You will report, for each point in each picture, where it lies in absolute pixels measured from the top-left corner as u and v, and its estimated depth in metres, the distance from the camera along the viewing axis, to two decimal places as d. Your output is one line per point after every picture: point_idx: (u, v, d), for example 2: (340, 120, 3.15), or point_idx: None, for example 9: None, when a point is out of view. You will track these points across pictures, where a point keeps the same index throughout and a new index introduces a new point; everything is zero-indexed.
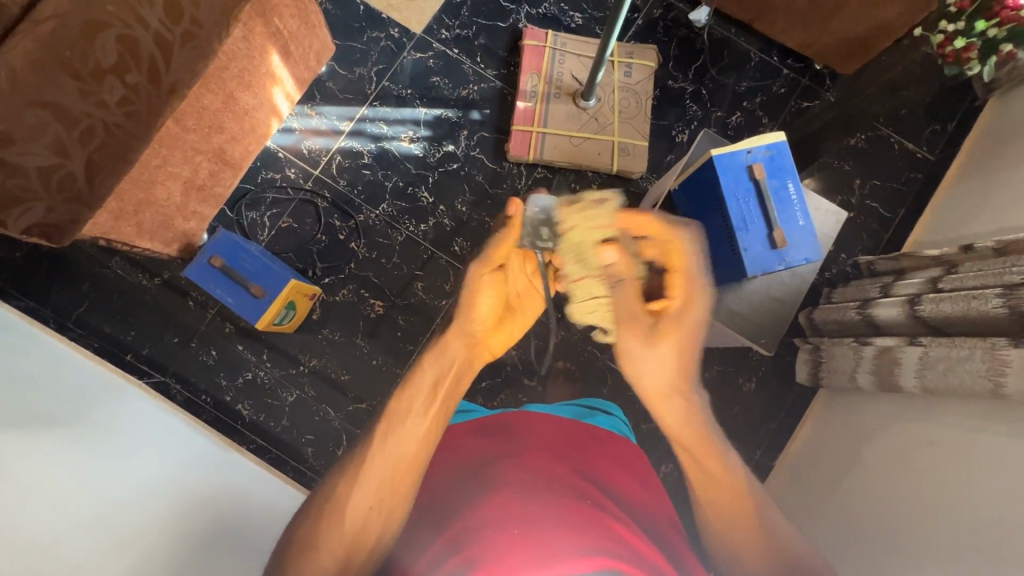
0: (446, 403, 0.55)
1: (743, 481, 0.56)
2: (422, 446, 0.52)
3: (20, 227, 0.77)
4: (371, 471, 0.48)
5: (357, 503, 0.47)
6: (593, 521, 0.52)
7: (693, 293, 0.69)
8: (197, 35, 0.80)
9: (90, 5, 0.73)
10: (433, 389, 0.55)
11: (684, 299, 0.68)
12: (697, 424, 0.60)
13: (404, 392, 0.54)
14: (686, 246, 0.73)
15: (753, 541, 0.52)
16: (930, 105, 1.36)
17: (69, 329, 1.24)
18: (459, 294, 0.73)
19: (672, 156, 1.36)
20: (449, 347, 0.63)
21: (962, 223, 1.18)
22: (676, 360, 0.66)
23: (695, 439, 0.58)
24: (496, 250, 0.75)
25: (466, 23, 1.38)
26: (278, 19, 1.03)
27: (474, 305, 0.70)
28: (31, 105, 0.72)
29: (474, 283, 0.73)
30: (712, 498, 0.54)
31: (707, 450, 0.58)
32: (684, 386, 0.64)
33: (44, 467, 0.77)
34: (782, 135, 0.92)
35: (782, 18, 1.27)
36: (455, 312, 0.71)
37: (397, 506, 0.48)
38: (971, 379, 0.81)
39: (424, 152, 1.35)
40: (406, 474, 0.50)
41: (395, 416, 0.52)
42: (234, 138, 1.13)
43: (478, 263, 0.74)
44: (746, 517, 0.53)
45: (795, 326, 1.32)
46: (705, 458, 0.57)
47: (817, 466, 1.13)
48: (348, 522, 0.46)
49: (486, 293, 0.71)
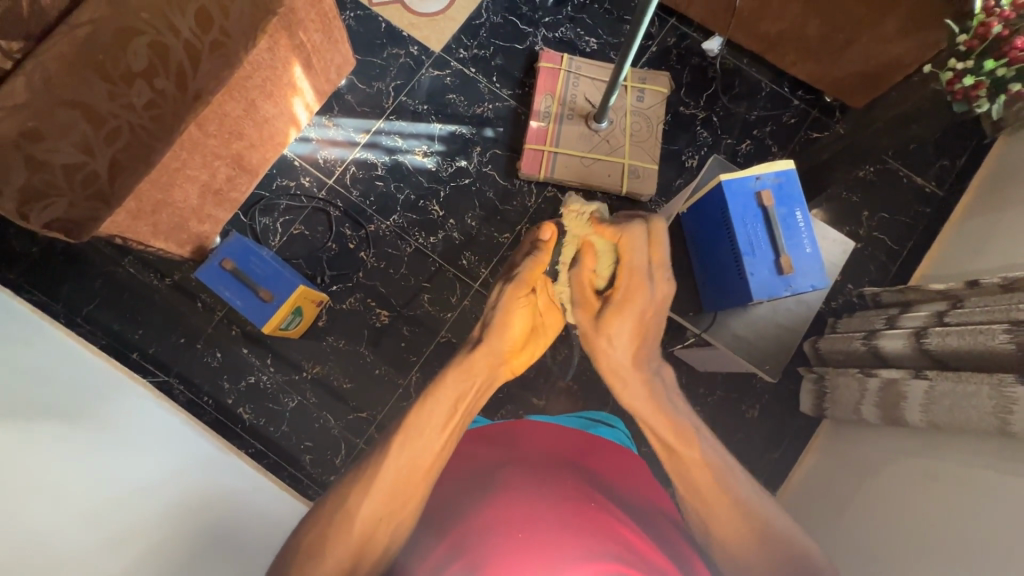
0: (461, 421, 0.54)
1: (702, 449, 0.54)
2: (436, 458, 0.51)
3: (41, 221, 0.78)
4: (383, 478, 0.48)
5: (368, 511, 0.47)
6: (598, 524, 0.50)
7: (640, 276, 0.67)
8: (225, 43, 0.82)
9: (127, 14, 0.76)
10: (452, 406, 0.54)
11: (631, 283, 0.67)
12: (654, 402, 0.59)
13: (423, 407, 0.53)
14: (636, 241, 0.69)
15: (725, 517, 0.50)
16: (938, 141, 1.37)
17: (78, 325, 1.26)
18: (489, 313, 0.67)
19: (681, 181, 1.38)
20: (477, 362, 0.60)
21: (970, 258, 1.18)
22: (632, 346, 0.64)
23: (657, 411, 0.58)
24: (531, 271, 0.71)
25: (484, 44, 1.42)
26: (303, 32, 1.06)
27: (509, 321, 0.66)
28: (64, 105, 0.74)
29: (508, 300, 0.68)
30: (683, 474, 0.53)
31: (662, 417, 0.58)
32: (640, 367, 0.63)
33: (46, 460, 0.78)
34: (791, 163, 0.93)
35: (794, 51, 1.30)
36: (487, 330, 0.65)
37: (404, 515, 0.48)
38: (978, 416, 0.81)
39: (436, 166, 1.37)
40: (416, 485, 0.49)
41: (410, 428, 0.51)
42: (252, 145, 1.16)
43: (513, 282, 0.70)
44: (712, 486, 0.51)
45: (800, 354, 1.31)
46: (661, 423, 0.57)
47: (819, 497, 1.12)
48: (357, 529, 0.46)
49: (520, 311, 0.67)
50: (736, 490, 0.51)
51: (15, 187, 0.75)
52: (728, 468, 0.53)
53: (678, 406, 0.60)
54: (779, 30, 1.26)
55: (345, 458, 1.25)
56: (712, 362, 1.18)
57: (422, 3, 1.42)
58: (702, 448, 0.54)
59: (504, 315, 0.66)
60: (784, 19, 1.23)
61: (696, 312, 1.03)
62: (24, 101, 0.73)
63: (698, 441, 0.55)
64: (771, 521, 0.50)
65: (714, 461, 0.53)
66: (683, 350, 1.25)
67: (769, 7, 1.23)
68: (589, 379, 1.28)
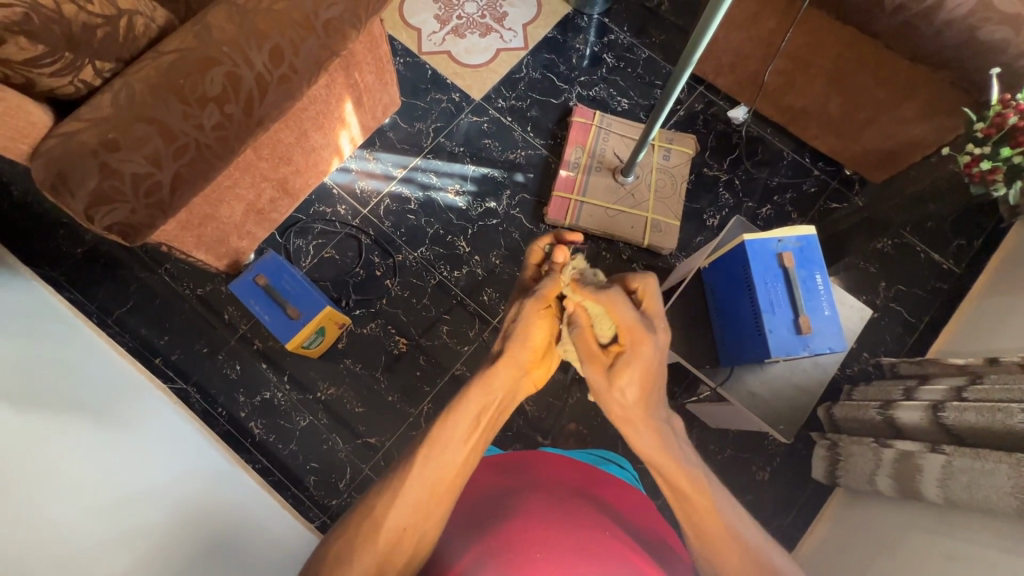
0: (483, 430, 0.55)
1: (712, 497, 0.54)
2: (459, 471, 0.52)
3: (104, 224, 0.84)
4: (411, 490, 0.49)
5: (394, 520, 0.48)
6: (613, 552, 0.52)
7: (642, 332, 0.59)
8: (291, 78, 0.90)
9: (209, 46, 0.84)
10: (476, 420, 0.54)
11: (635, 338, 0.59)
12: (667, 454, 0.56)
13: (447, 421, 0.53)
14: (622, 302, 0.60)
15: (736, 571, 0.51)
16: (955, 222, 1.41)
17: (108, 326, 1.30)
18: (510, 322, 0.64)
19: (701, 239, 1.42)
20: (499, 377, 0.59)
21: (986, 337, 1.19)
22: (638, 400, 0.59)
23: (673, 465, 0.56)
24: (552, 291, 0.65)
25: (522, 96, 1.51)
26: (358, 73, 1.15)
27: (529, 333, 0.63)
28: (140, 120, 0.81)
29: (529, 314, 0.63)
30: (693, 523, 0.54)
31: (677, 468, 0.55)
32: (650, 416, 0.59)
33: (67, 455, 0.80)
34: (812, 229, 0.97)
35: (816, 125, 1.36)
36: (508, 340, 0.63)
37: (432, 524, 0.49)
38: (997, 495, 0.79)
39: (467, 205, 1.43)
40: (441, 498, 0.50)
41: (436, 441, 0.52)
42: (298, 171, 1.23)
43: (533, 297, 0.64)
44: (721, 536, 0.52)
45: (814, 419, 1.30)
46: (672, 469, 0.55)
47: (829, 567, 1.09)
48: (384, 537, 0.48)
49: (540, 325, 0.64)
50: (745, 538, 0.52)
51: (86, 191, 0.80)
52: (737, 515, 0.54)
53: (691, 454, 0.58)
54: (802, 104, 1.33)
55: (348, 483, 1.25)
56: (726, 418, 1.18)
57: (468, 55, 1.52)
58: (714, 496, 0.54)
59: (527, 324, 0.63)
60: (807, 95, 1.30)
61: (712, 366, 1.05)
62: (107, 115, 0.80)
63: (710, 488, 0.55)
64: (780, 569, 0.51)
65: (724, 509, 0.54)
66: (696, 404, 1.25)
67: (794, 83, 1.30)
68: (599, 425, 1.28)
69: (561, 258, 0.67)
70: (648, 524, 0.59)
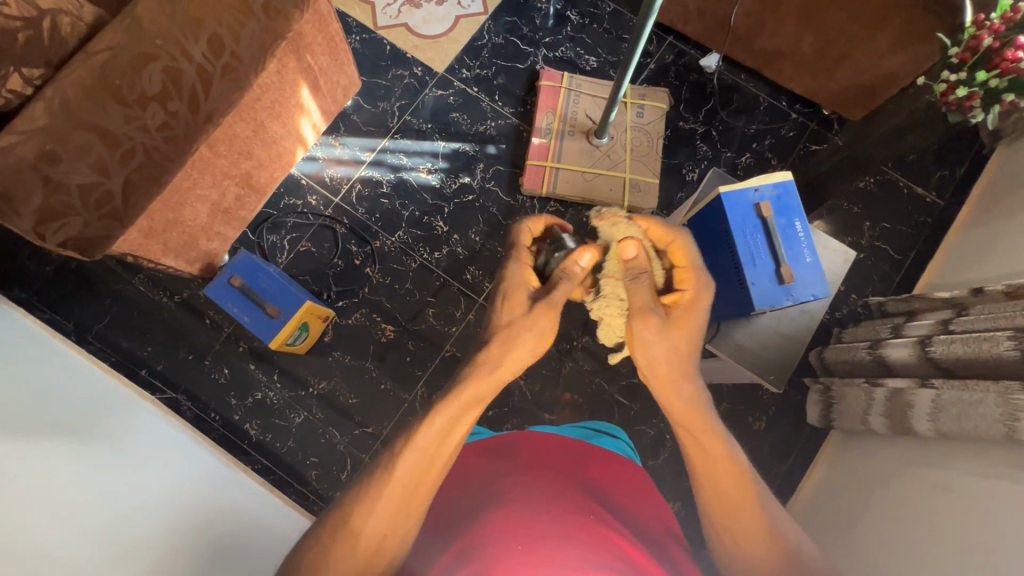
0: (463, 432, 0.57)
1: (740, 463, 0.61)
2: (439, 471, 0.55)
3: (57, 240, 0.80)
4: (388, 497, 0.52)
5: (375, 527, 0.51)
6: (600, 538, 0.52)
7: (704, 279, 0.70)
8: (235, 68, 0.86)
9: (142, 41, 0.80)
10: (456, 420, 0.56)
11: (697, 286, 0.69)
12: (701, 410, 0.63)
13: (428, 427, 0.55)
14: (688, 242, 0.72)
15: (751, 535, 0.58)
16: (936, 153, 1.39)
17: (88, 342, 1.27)
18: (515, 336, 0.62)
19: (682, 195, 1.39)
20: (483, 381, 0.59)
21: (972, 267, 1.18)
22: (683, 353, 0.65)
23: (702, 421, 0.63)
24: (524, 275, 0.67)
25: (487, 64, 1.45)
26: (311, 56, 1.10)
27: (520, 338, 0.62)
28: (80, 128, 0.78)
29: (521, 319, 0.63)
30: (716, 484, 0.60)
31: (710, 433, 0.62)
32: (690, 368, 0.66)
33: (54, 477, 0.79)
34: (788, 174, 0.95)
35: (790, 66, 1.32)
36: (499, 345, 0.62)
37: (410, 527, 0.52)
38: (985, 424, 0.80)
39: (440, 183, 1.39)
40: (421, 500, 0.53)
41: (414, 445, 0.54)
42: (261, 165, 1.19)
43: (517, 296, 0.65)
44: (749, 512, 0.58)
45: (805, 364, 1.31)
46: (700, 426, 0.62)
47: (828, 509, 1.11)
48: (365, 543, 0.51)
49: (532, 326, 0.63)
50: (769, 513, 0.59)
51: (33, 207, 0.77)
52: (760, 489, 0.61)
53: (718, 418, 0.65)
54: (774, 46, 1.29)
55: (350, 474, 1.25)
56: (717, 373, 1.18)
57: (426, 25, 1.46)
58: (744, 467, 0.61)
59: (518, 330, 0.62)
60: (778, 36, 1.26)
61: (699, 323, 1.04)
62: (42, 125, 0.77)
63: (738, 459, 0.61)
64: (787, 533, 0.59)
65: (754, 483, 0.61)
66: None
67: (764, 24, 1.26)
68: (593, 392, 1.28)
69: (585, 257, 0.65)
70: (642, 507, 0.60)
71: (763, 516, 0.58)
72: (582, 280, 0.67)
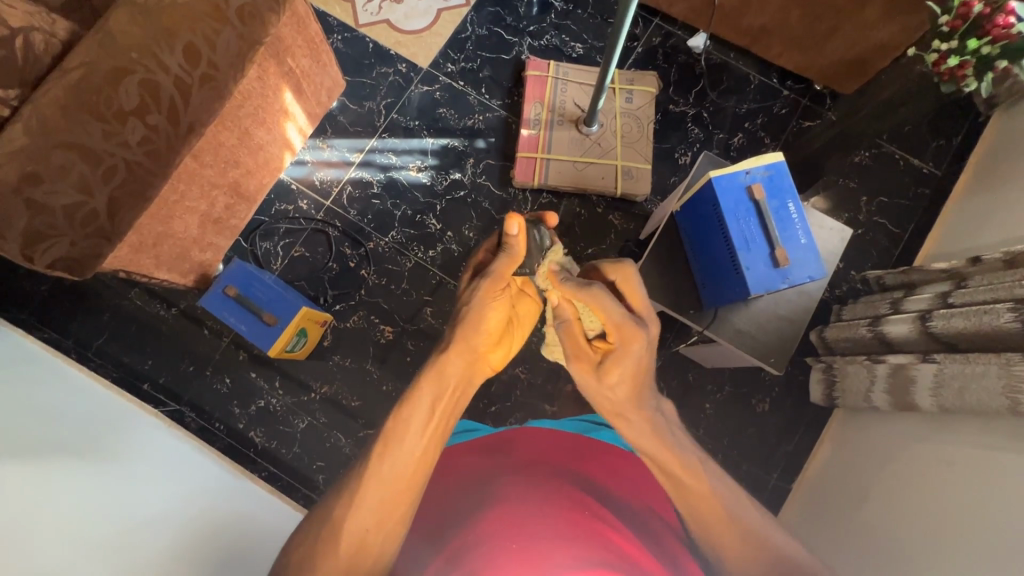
0: (442, 422, 0.58)
1: (706, 479, 0.57)
2: (418, 464, 0.54)
3: (45, 261, 0.79)
4: (368, 492, 0.52)
5: (356, 525, 0.50)
6: (590, 534, 0.52)
7: (630, 328, 0.62)
8: (214, 76, 0.84)
9: (117, 55, 0.79)
10: (431, 410, 0.58)
11: (624, 336, 0.63)
12: (656, 437, 0.60)
13: (402, 414, 0.56)
14: (605, 298, 0.63)
15: (732, 543, 0.53)
16: (932, 123, 1.37)
17: (89, 359, 1.28)
18: (463, 309, 0.67)
19: (676, 179, 1.38)
20: (450, 369, 0.62)
21: (971, 238, 1.17)
22: (619, 394, 0.64)
23: (658, 445, 0.60)
24: (508, 268, 0.67)
25: (471, 57, 1.43)
26: (291, 59, 1.08)
27: (483, 318, 0.66)
28: (59, 146, 0.77)
29: (483, 300, 0.67)
30: (686, 501, 0.56)
31: (666, 452, 0.59)
32: (637, 405, 0.63)
33: (57, 495, 0.79)
34: (780, 155, 0.93)
35: (778, 41, 1.30)
36: (462, 328, 0.65)
37: (392, 523, 0.51)
38: (988, 397, 0.80)
39: (431, 180, 1.38)
40: (401, 494, 0.52)
41: (392, 437, 0.55)
42: (248, 172, 1.18)
43: (489, 278, 0.67)
44: (722, 524, 0.54)
45: (807, 344, 1.31)
46: (660, 451, 0.59)
47: (835, 488, 1.11)
48: (344, 543, 0.50)
49: (497, 311, 0.67)
50: (742, 518, 0.54)
51: (17, 230, 0.76)
52: (735, 498, 0.56)
53: (679, 436, 0.62)
54: (762, 23, 1.27)
55: None
56: (717, 358, 1.18)
57: (408, 20, 1.44)
58: (710, 480, 0.57)
59: (480, 313, 0.66)
60: (765, 13, 1.23)
61: (697, 310, 1.03)
62: (21, 146, 0.76)
63: (704, 473, 0.57)
64: (773, 541, 0.52)
65: (720, 491, 0.56)
66: (688, 349, 1.24)
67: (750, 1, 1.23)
68: None
69: (515, 228, 0.66)
70: (641, 499, 0.60)
71: (732, 520, 0.54)
72: (522, 254, 0.68)
